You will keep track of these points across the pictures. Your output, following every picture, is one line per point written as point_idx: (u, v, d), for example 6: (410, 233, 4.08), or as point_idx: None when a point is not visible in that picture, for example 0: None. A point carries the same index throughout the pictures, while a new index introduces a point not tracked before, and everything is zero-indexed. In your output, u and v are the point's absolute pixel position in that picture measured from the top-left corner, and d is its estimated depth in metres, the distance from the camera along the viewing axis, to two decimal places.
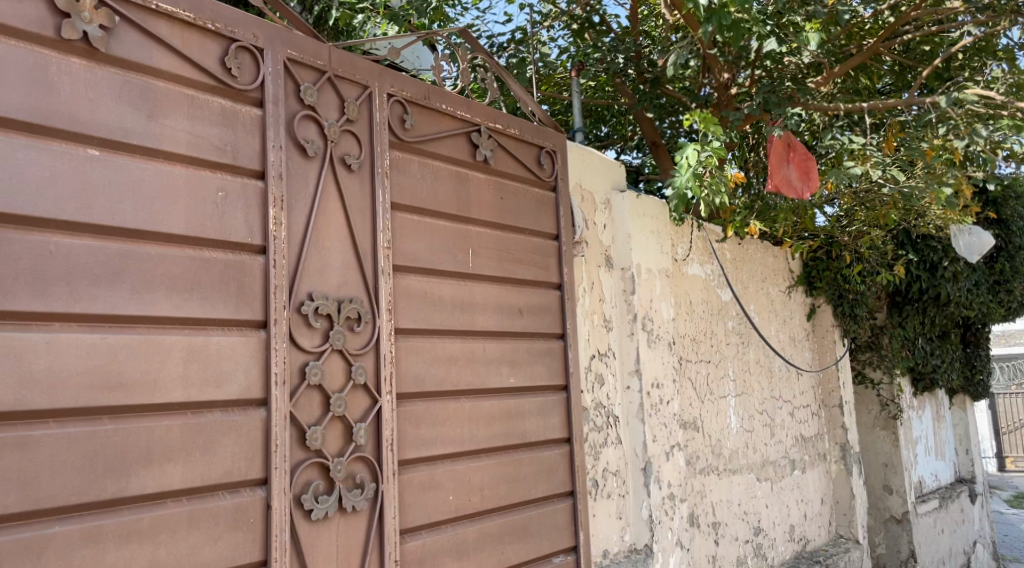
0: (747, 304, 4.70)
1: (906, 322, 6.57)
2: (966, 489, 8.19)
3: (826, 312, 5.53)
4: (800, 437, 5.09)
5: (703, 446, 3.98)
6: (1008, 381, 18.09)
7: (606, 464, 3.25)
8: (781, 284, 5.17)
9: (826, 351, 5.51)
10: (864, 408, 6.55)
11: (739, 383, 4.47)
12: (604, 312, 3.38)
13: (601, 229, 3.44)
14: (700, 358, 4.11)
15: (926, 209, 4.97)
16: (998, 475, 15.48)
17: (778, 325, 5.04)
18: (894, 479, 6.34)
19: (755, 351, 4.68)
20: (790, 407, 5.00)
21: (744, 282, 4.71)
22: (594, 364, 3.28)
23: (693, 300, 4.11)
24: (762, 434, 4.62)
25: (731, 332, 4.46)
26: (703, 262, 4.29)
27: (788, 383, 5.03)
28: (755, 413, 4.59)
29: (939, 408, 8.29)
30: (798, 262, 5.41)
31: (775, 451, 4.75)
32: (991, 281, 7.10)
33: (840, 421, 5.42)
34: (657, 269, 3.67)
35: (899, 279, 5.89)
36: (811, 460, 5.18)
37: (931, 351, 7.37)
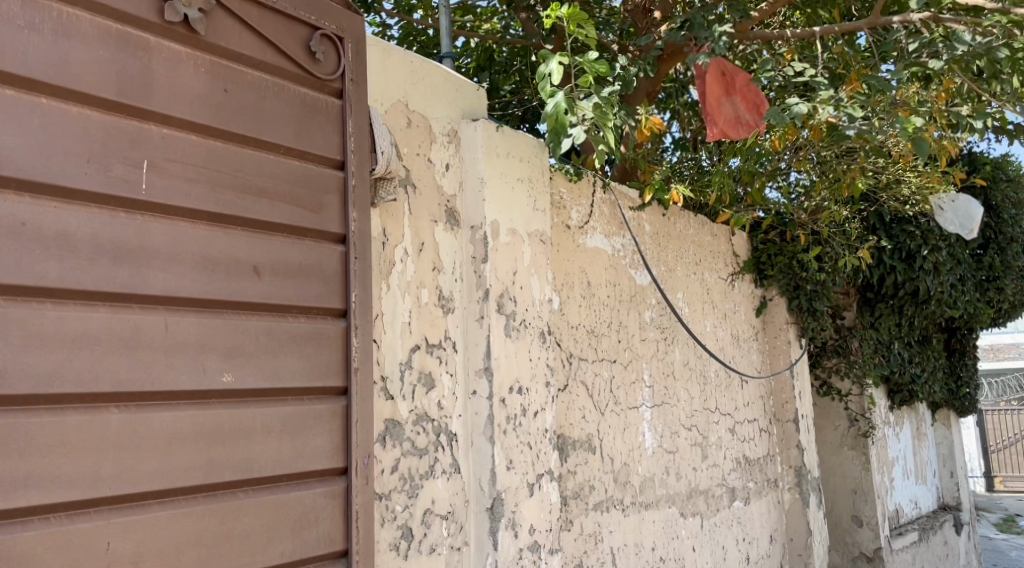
0: (671, 292, 3.78)
1: (878, 322, 5.63)
2: (950, 518, 7.24)
3: (779, 306, 4.58)
4: (742, 460, 4.14)
5: (599, 472, 3.08)
6: (996, 397, 17.23)
7: (430, 503, 2.26)
8: (722, 270, 4.24)
9: (779, 355, 4.55)
10: (829, 424, 5.62)
11: (658, 391, 3.54)
12: (440, 287, 2.41)
13: (440, 170, 2.46)
14: (594, 356, 3.18)
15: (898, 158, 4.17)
16: (986, 496, 14.57)
17: (714, 319, 4.12)
18: (864, 508, 5.40)
19: (679, 351, 3.74)
20: (729, 422, 4.05)
21: (667, 263, 3.79)
22: (417, 359, 2.30)
23: (584, 280, 3.17)
24: (687, 457, 3.66)
25: (649, 325, 3.55)
26: (609, 234, 3.37)
27: (727, 392, 4.08)
28: (679, 430, 3.63)
29: (919, 424, 7.36)
30: (746, 243, 4.48)
31: (707, 479, 3.79)
32: (978, 278, 6.16)
33: (796, 439, 4.46)
34: (529, 231, 2.68)
35: (866, 265, 4.96)
36: (756, 489, 4.22)
37: (909, 358, 6.42)
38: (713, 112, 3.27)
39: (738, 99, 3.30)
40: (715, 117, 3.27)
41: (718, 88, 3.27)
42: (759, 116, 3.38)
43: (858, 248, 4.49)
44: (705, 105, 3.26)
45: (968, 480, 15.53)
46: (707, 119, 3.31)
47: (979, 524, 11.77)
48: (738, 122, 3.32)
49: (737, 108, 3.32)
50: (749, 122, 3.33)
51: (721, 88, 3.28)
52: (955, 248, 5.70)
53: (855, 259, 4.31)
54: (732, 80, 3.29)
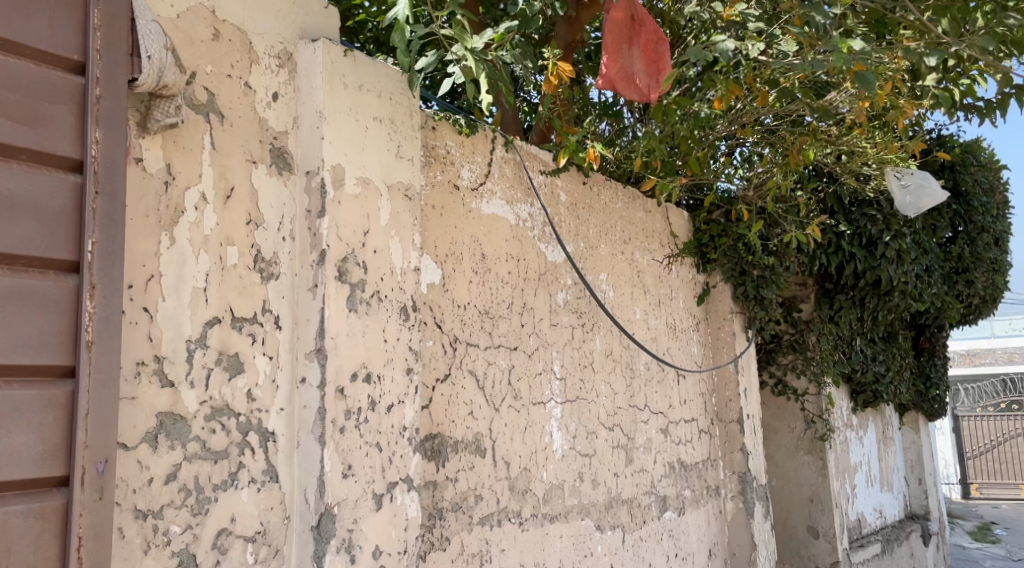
0: (591, 272, 3.33)
1: (837, 316, 5.19)
2: (918, 527, 6.85)
3: (723, 294, 4.17)
4: (676, 464, 3.69)
5: (490, 478, 2.62)
6: (971, 401, 16.98)
7: (228, 522, 1.75)
8: (657, 251, 3.83)
9: (722, 348, 4.13)
10: (784, 427, 5.26)
11: (571, 384, 3.10)
12: (258, 246, 1.90)
13: (263, 99, 1.96)
14: (487, 342, 2.70)
15: (852, 125, 3.75)
16: (962, 503, 14.27)
17: (645, 305, 3.69)
18: (822, 519, 5.05)
19: (599, 340, 3.31)
20: (660, 421, 3.63)
21: (589, 239, 3.34)
22: (218, 335, 1.78)
23: (476, 252, 2.70)
24: (605, 460, 3.21)
25: (561, 309, 3.11)
26: (512, 202, 2.91)
27: (659, 388, 3.65)
28: (596, 430, 3.20)
29: (886, 427, 6.97)
30: (685, 224, 4.08)
31: (631, 487, 3.35)
32: (946, 270, 5.76)
33: (740, 441, 4.02)
34: (389, 183, 2.18)
35: (814, 249, 4.63)
36: (693, 498, 3.78)
37: (875, 357, 5.99)
38: (606, 58, 2.93)
39: (637, 52, 2.95)
40: (606, 64, 2.92)
41: (621, 32, 2.94)
42: (658, 82, 3.00)
43: (807, 226, 4.08)
44: (601, 48, 2.91)
45: (943, 485, 15.29)
46: (601, 64, 2.98)
47: (954, 532, 11.43)
48: (629, 80, 2.96)
49: (635, 63, 2.97)
50: (641, 82, 2.98)
51: (624, 33, 2.95)
52: (920, 236, 5.29)
53: (801, 239, 3.90)
54: (638, 28, 2.95)
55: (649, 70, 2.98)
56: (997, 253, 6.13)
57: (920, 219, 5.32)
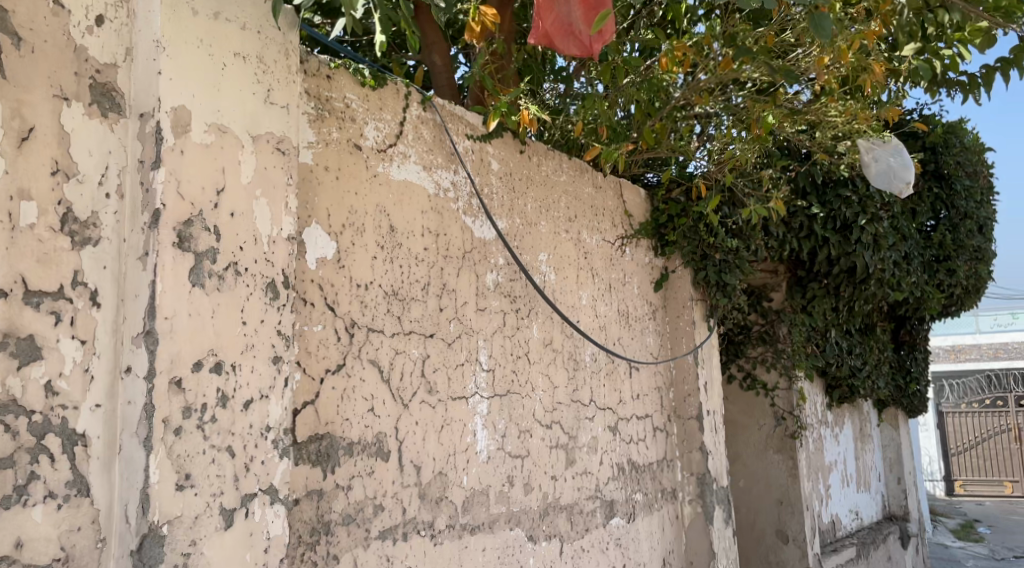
0: (528, 252, 2.98)
1: (811, 305, 4.92)
2: (896, 528, 6.57)
3: (682, 279, 3.86)
4: (626, 465, 3.38)
5: (397, 485, 2.27)
6: (954, 397, 16.82)
7: (10, 548, 1.38)
8: (608, 232, 3.51)
9: (681, 339, 3.82)
10: (753, 424, 4.97)
11: (503, 377, 2.77)
12: (69, 202, 1.53)
13: (82, 22, 1.59)
14: (395, 329, 2.34)
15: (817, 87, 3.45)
16: (945, 500, 14.08)
17: (592, 290, 3.35)
18: (791, 522, 4.76)
19: (535, 328, 2.97)
20: (607, 418, 3.31)
21: (526, 214, 3.00)
22: (3, 313, 1.41)
23: (383, 223, 2.34)
24: (540, 462, 2.88)
25: (491, 292, 2.77)
26: (432, 169, 2.56)
27: (607, 381, 3.34)
28: (530, 429, 2.86)
29: (863, 423, 6.69)
30: (641, 201, 3.77)
31: (572, 491, 3.03)
32: (926, 258, 5.46)
33: (699, 440, 3.72)
34: (255, 133, 1.81)
35: (780, 233, 4.36)
36: (645, 502, 3.47)
37: (853, 349, 5.67)
38: (540, 8, 2.61)
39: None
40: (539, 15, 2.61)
41: None
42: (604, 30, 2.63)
43: (768, 201, 3.77)
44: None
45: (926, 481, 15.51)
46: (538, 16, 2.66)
47: (936, 530, 11.21)
48: (568, 31, 2.62)
49: (574, 11, 2.62)
50: (582, 32, 2.63)
51: None
52: (898, 221, 4.98)
53: (762, 215, 3.61)
54: None
55: (591, 18, 2.62)
56: (980, 241, 5.83)
57: (899, 203, 5.02)
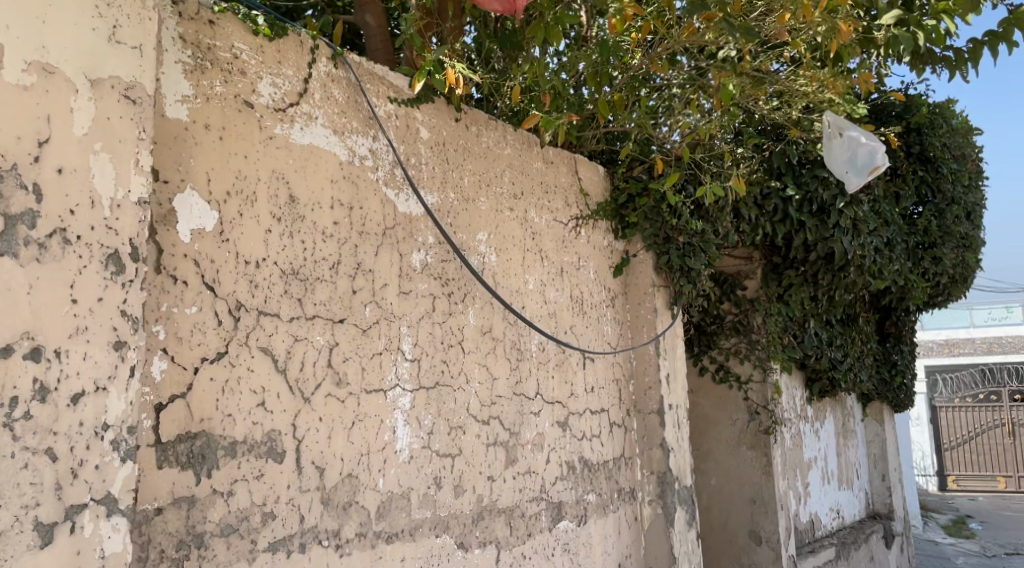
0: (464, 231, 2.71)
1: (787, 295, 4.74)
2: (879, 526, 6.33)
3: (644, 264, 3.60)
4: (578, 463, 3.13)
5: (295, 490, 2.01)
6: None
7: None
8: (561, 211, 3.25)
9: (642, 327, 3.57)
10: (725, 419, 4.73)
11: (433, 368, 2.51)
12: None
13: None
14: (295, 313, 2.06)
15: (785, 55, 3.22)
16: (936, 496, 13.90)
17: (540, 273, 3.09)
18: (765, 522, 4.52)
19: (472, 314, 2.70)
20: (557, 413, 3.06)
21: (463, 189, 2.72)
22: None
23: (281, 192, 2.06)
24: (475, 462, 2.62)
25: (420, 274, 2.50)
26: (347, 133, 2.28)
27: (557, 373, 3.08)
28: (463, 426, 2.60)
29: (847, 417, 6.44)
30: (599, 180, 3.52)
31: (513, 493, 2.77)
32: (910, 245, 5.22)
33: (660, 436, 3.47)
34: (94, 76, 1.52)
35: (752, 216, 4.12)
36: (598, 503, 3.22)
37: (835, 341, 5.41)
38: None
39: None
40: None
41: None
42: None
43: (728, 180, 3.52)
44: None
45: (920, 477, 15.16)
46: None
47: (927, 527, 10.99)
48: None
49: None
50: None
51: None
52: (880, 205, 4.73)
53: (719, 194, 3.34)
54: None
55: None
56: (968, 228, 5.59)
57: (881, 186, 4.78)
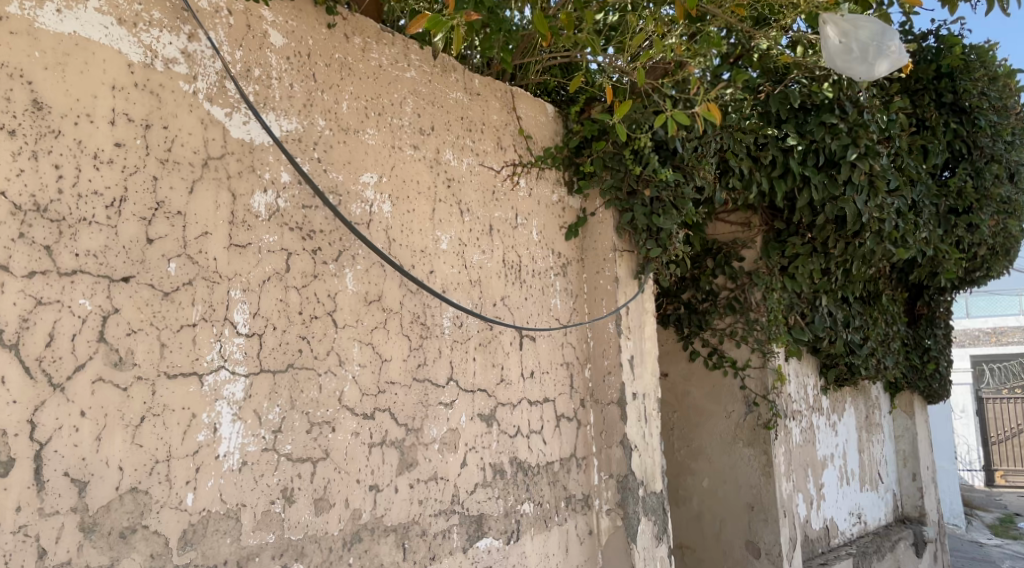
0: (342, 170, 2.10)
1: (792, 267, 4.08)
2: (909, 531, 5.62)
3: (604, 224, 2.99)
4: (508, 466, 2.53)
5: (37, 516, 1.44)
6: (998, 384, 15.67)
7: None
8: (492, 156, 2.64)
9: (598, 299, 2.97)
10: (719, 411, 4.08)
11: (290, 346, 1.92)
12: None
13: None
14: (38, 266, 1.48)
15: None
16: (983, 493, 13.03)
17: (460, 231, 2.48)
18: (764, 532, 3.88)
19: (352, 278, 2.10)
20: (479, 403, 2.47)
21: (340, 118, 2.11)
22: None
23: (16, 95, 1.47)
24: (352, 468, 2.03)
25: (269, 223, 1.90)
26: (140, 23, 1.68)
27: (480, 354, 2.49)
28: (334, 421, 2.00)
29: (871, 408, 5.72)
30: (545, 119, 2.92)
31: (409, 506, 2.18)
32: (938, 209, 4.51)
33: (620, 432, 2.87)
34: None
35: (742, 168, 3.47)
36: (538, 515, 2.62)
37: (854, 322, 4.71)
38: None
39: None
40: None
41: None
42: None
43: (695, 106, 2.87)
44: None
45: (964, 472, 14.28)
46: None
47: (971, 527, 10.16)
48: None
49: None
50: None
51: None
52: (904, 160, 4.03)
53: (681, 119, 2.57)
54: None
55: None
56: (1010, 190, 4.84)
57: (905, 139, 4.07)
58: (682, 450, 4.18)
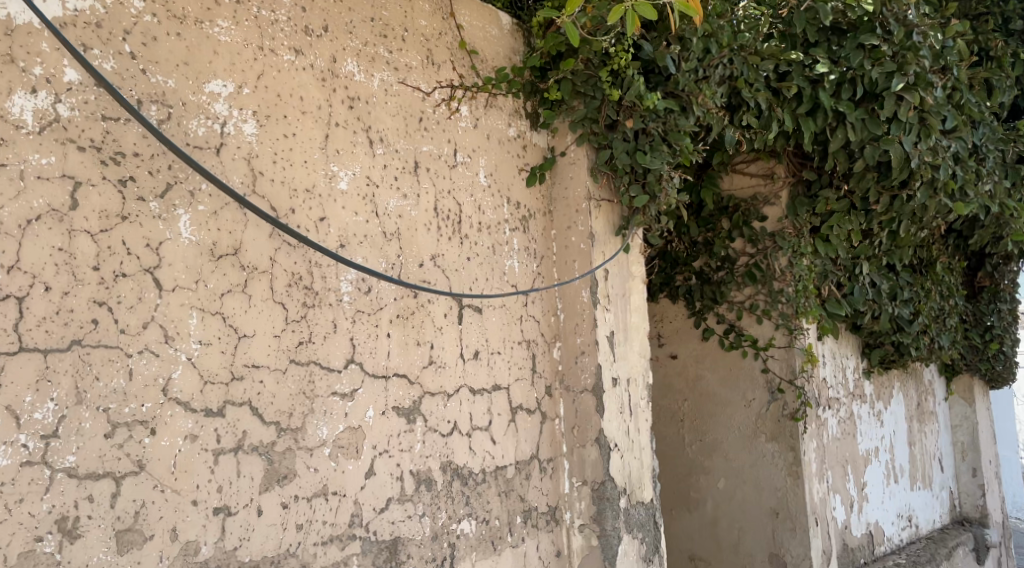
0: (173, 73, 1.52)
1: (824, 228, 3.41)
2: (969, 536, 4.89)
3: (577, 166, 2.39)
4: (438, 474, 1.95)
5: None
6: None
7: None
8: (420, 74, 2.05)
9: (569, 259, 2.38)
10: (737, 400, 3.44)
11: (83, 314, 1.36)
12: None
13: None
14: None
15: None
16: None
17: (368, 167, 1.88)
18: (791, 544, 3.22)
19: (189, 223, 1.52)
20: (395, 393, 1.88)
21: (170, 1, 1.53)
22: None
23: None
24: (184, 485, 1.46)
25: (47, 140, 1.34)
26: None
27: (397, 329, 1.91)
28: (153, 422, 1.42)
29: (924, 395, 5.00)
30: (499, 34, 2.33)
31: (282, 533, 1.60)
32: (1004, 157, 3.77)
33: (596, 427, 2.27)
34: None
35: (758, 100, 2.82)
36: (482, 537, 2.04)
37: (905, 294, 3.99)
38: None
39: None
40: None
41: None
42: None
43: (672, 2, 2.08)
44: None
45: None
46: None
47: None
48: None
49: None
50: None
51: None
52: (964, 95, 3.29)
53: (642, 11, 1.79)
54: None
55: None
56: None
57: (965, 68, 3.34)
58: (694, 446, 3.56)
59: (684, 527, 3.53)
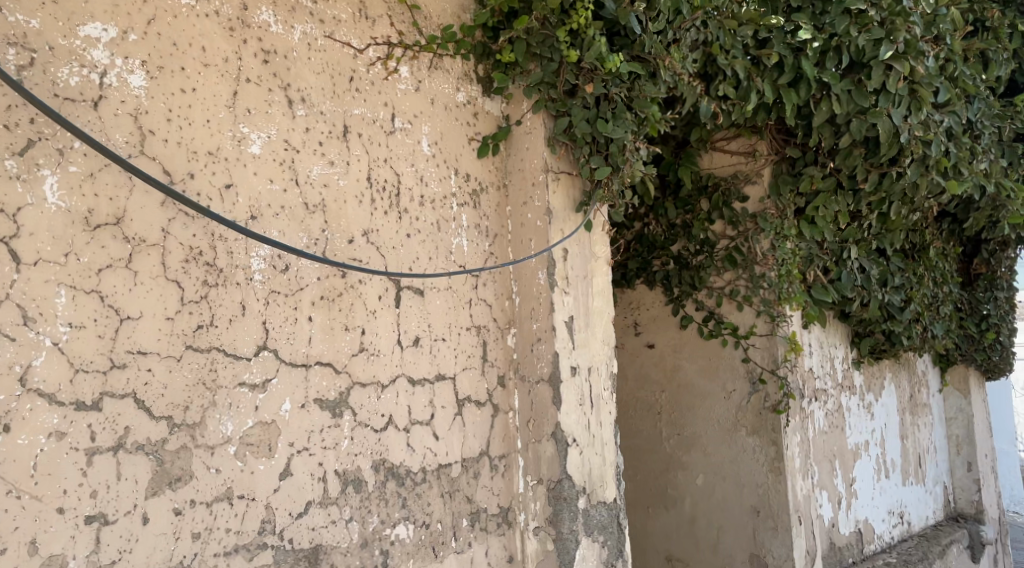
0: (38, 13, 1.31)
1: (809, 209, 3.21)
2: (964, 533, 4.71)
3: (533, 135, 2.18)
4: (369, 474, 1.75)
5: None
6: None
7: None
8: (350, 28, 1.85)
9: (524, 237, 2.17)
10: (717, 392, 3.24)
11: None
12: None
13: None
14: None
15: None
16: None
17: (287, 130, 1.68)
18: (772, 544, 3.03)
19: (57, 186, 1.31)
20: (318, 384, 1.68)
21: None
22: None
23: None
24: (48, 490, 1.26)
25: None
26: None
27: (321, 312, 1.70)
28: (7, 417, 1.22)
29: (917, 386, 4.81)
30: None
31: (174, 544, 1.40)
32: (1001, 134, 3.57)
33: (552, 421, 2.07)
34: None
35: (735, 67, 2.62)
36: (421, 543, 1.84)
37: (897, 280, 3.79)
38: None
39: None
40: None
41: None
42: None
43: None
44: None
45: None
46: None
47: None
48: None
49: None
50: None
51: None
52: (959, 66, 3.08)
53: None
54: None
55: None
56: None
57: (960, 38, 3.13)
58: (672, 440, 3.36)
59: (661, 526, 3.35)
